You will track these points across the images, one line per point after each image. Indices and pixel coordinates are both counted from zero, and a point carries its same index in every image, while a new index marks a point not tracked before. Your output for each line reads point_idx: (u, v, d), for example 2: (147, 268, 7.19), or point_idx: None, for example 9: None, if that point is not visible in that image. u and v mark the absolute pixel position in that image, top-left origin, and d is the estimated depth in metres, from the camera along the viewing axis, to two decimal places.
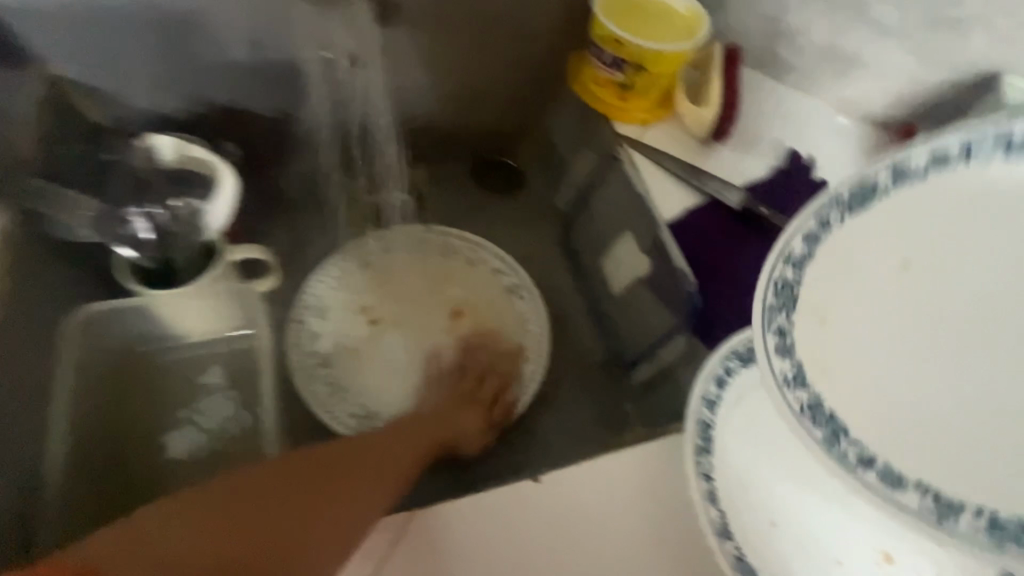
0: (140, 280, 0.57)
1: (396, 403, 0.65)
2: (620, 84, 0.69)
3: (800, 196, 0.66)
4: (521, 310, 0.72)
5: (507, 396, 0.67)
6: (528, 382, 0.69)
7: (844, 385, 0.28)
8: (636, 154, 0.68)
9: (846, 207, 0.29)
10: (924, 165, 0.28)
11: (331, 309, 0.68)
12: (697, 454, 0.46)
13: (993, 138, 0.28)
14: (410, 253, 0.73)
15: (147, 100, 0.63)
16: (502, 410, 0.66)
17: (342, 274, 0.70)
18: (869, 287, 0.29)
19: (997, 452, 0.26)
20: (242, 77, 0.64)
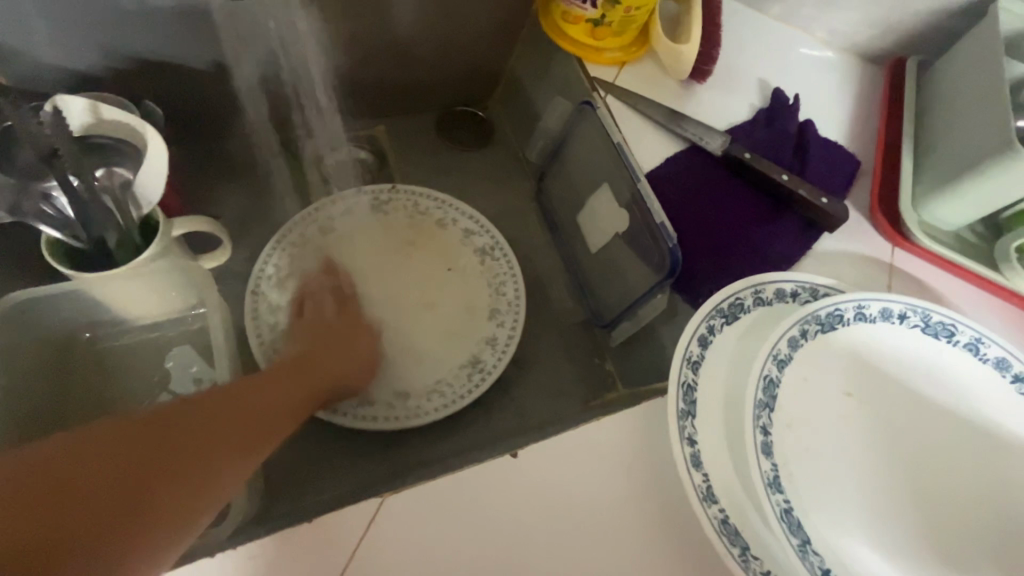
0: (73, 266, 0.52)
1: None
2: (592, 21, 0.62)
3: (786, 138, 0.62)
4: (494, 274, 0.68)
5: (483, 362, 0.64)
6: (504, 347, 0.65)
7: (789, 453, 0.44)
8: (610, 99, 0.64)
9: (819, 324, 0.47)
10: (876, 315, 0.49)
11: (290, 278, 0.64)
12: (680, 418, 0.44)
13: (923, 312, 0.49)
14: (374, 215, 0.69)
15: (50, 53, 0.53)
16: (478, 376, 0.63)
17: (302, 240, 0.66)
18: (809, 409, 0.47)
19: (860, 520, 0.44)
20: (164, 24, 0.55)
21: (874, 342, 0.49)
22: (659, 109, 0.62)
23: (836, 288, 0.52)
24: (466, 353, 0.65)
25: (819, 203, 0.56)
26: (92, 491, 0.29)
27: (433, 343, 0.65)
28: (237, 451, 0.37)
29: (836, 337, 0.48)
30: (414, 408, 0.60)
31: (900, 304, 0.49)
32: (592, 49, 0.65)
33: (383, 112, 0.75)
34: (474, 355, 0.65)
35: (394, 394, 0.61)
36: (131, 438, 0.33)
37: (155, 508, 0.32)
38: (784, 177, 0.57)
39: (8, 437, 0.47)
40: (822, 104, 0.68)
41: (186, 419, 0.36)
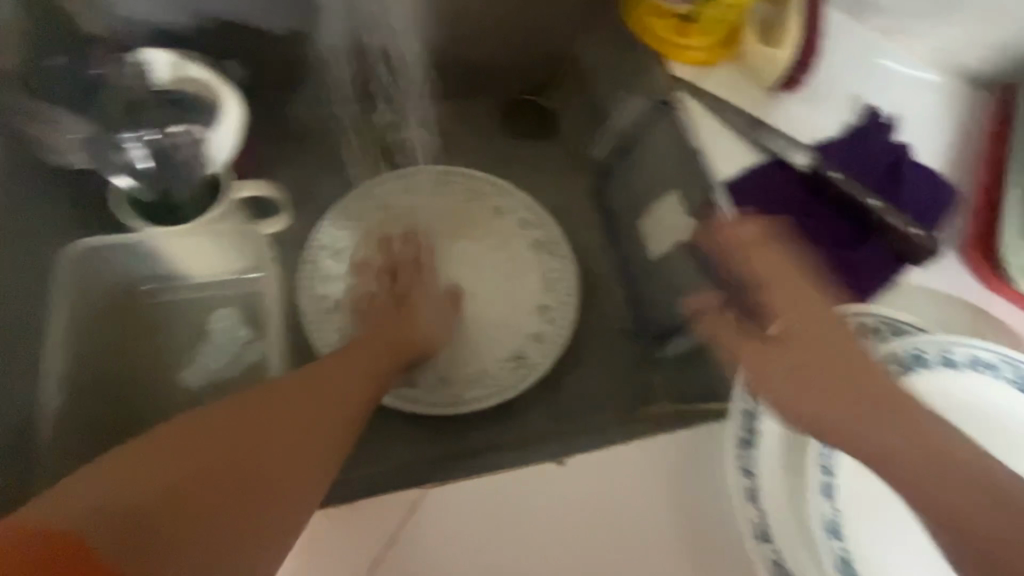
0: (144, 216, 0.53)
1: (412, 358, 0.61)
2: (681, 15, 0.59)
3: (878, 156, 0.58)
4: (548, 270, 0.67)
5: (527, 357, 0.63)
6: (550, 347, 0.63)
7: (857, 501, 0.41)
8: (695, 104, 0.59)
9: (899, 365, 0.44)
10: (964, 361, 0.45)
11: (345, 251, 0.64)
12: (737, 447, 0.42)
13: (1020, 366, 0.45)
14: (433, 197, 0.67)
15: (137, 8, 0.54)
16: (522, 371, 0.63)
17: (359, 214, 0.65)
18: None
19: None
20: None
21: (963, 393, 0.45)
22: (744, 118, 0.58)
23: (922, 328, 0.48)
24: (511, 346, 0.64)
25: (911, 233, 0.52)
26: (106, 520, 0.32)
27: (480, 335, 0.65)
28: (288, 452, 0.40)
29: (919, 381, 0.44)
30: (455, 396, 0.61)
31: (992, 354, 0.45)
32: (681, 48, 0.61)
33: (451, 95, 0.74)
34: (519, 350, 0.64)
35: (437, 378, 0.61)
36: (178, 441, 0.37)
37: (222, 542, 0.35)
38: (873, 201, 0.53)
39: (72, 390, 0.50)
40: (920, 127, 0.63)
41: (206, 435, 0.37)
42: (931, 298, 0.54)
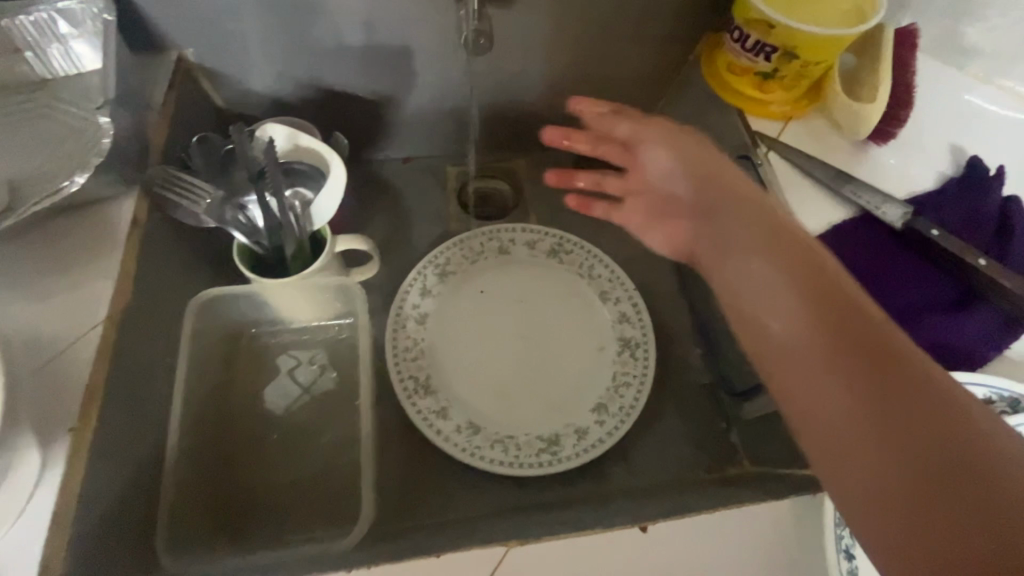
0: (251, 266, 0.57)
1: (468, 406, 0.60)
2: (762, 73, 0.59)
3: (983, 214, 0.56)
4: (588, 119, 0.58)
5: (560, 445, 0.58)
6: (618, 421, 0.59)
7: None
8: (772, 154, 0.60)
9: None
10: None
11: (450, 278, 0.66)
12: (837, 526, 0.40)
13: None
14: (550, 261, 0.68)
15: (261, 83, 0.63)
16: (549, 456, 0.57)
17: (478, 250, 0.68)
18: None
19: None
20: (355, 59, 0.62)
21: None
22: (825, 168, 0.58)
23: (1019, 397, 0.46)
24: (549, 428, 0.60)
25: None
26: None
27: (535, 396, 0.62)
28: None
29: None
30: (513, 462, 0.57)
31: None
32: (759, 103, 0.62)
33: (524, 150, 0.77)
34: (555, 435, 0.59)
35: (494, 438, 0.58)
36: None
37: None
38: (982, 261, 0.52)
39: (194, 426, 0.52)
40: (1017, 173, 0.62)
41: None
42: None
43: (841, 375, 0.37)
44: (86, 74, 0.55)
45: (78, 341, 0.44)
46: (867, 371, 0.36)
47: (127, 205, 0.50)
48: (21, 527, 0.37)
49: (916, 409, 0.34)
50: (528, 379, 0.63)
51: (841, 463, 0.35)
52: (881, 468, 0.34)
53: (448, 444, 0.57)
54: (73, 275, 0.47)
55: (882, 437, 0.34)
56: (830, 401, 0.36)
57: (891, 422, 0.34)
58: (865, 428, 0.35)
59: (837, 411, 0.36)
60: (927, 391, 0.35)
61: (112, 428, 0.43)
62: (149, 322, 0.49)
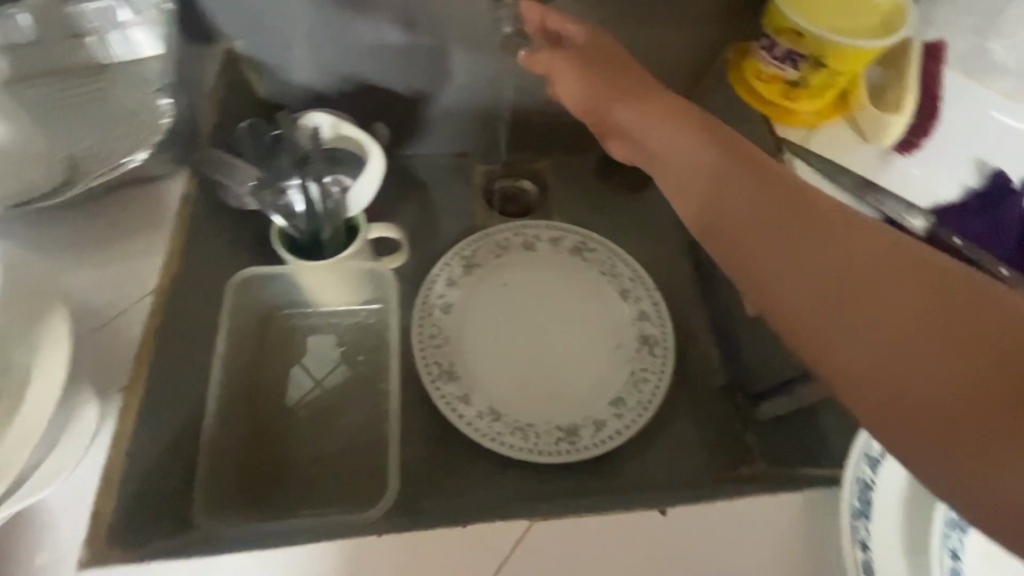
0: (288, 249, 0.59)
1: (489, 393, 0.61)
2: (789, 82, 0.61)
3: (1006, 226, 0.57)
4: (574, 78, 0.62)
5: (578, 436, 0.59)
6: (635, 414, 0.61)
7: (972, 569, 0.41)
8: (796, 160, 0.62)
9: None
10: None
11: (475, 269, 0.68)
12: (853, 517, 0.41)
13: None
14: (573, 258, 0.70)
15: (303, 76, 0.66)
16: (566, 445, 0.59)
17: (504, 244, 0.70)
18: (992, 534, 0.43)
19: None
20: (394, 56, 0.65)
21: None
22: (849, 175, 0.59)
23: None
24: (567, 419, 0.61)
25: None
26: None
27: (554, 388, 0.63)
28: None
29: None
30: (531, 450, 0.58)
31: None
32: (785, 110, 0.63)
33: (550, 150, 0.79)
34: (573, 426, 0.60)
35: (513, 426, 0.60)
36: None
37: None
38: (1003, 272, 0.52)
39: (228, 399, 0.54)
40: None
41: None
42: None
43: (805, 265, 0.34)
44: (145, 62, 0.56)
45: (129, 310, 0.46)
46: (831, 255, 0.33)
47: (175, 184, 0.53)
48: (79, 476, 0.40)
49: (892, 276, 0.31)
50: (549, 370, 0.64)
51: (888, 386, 0.29)
52: (871, 347, 0.30)
53: (469, 429, 0.58)
54: (125, 248, 0.49)
55: (850, 318, 0.31)
56: (797, 291, 0.33)
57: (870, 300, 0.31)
58: (837, 309, 0.32)
59: (797, 294, 0.33)
60: (895, 260, 0.32)
61: (157, 393, 0.45)
62: (193, 297, 0.52)
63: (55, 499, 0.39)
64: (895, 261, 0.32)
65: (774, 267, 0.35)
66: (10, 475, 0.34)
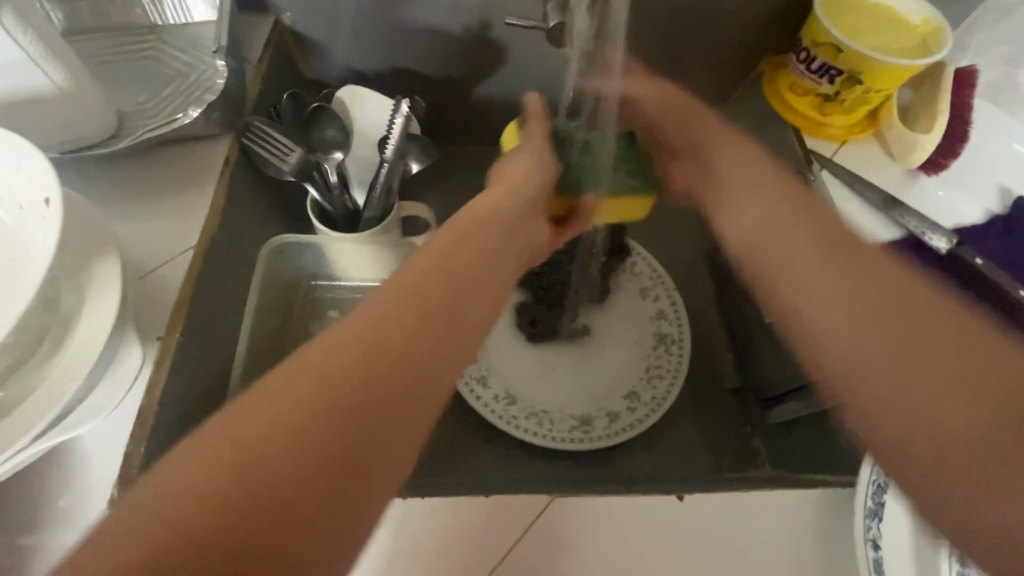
0: (321, 220, 0.60)
1: (506, 377, 0.62)
2: (823, 95, 0.62)
3: None
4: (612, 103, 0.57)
5: (592, 425, 0.60)
6: (648, 410, 0.61)
7: None
8: (824, 173, 0.63)
9: None
10: None
11: None
12: (865, 517, 0.42)
13: None
14: None
15: (347, 54, 0.67)
16: (580, 433, 0.59)
17: None
18: None
19: None
20: (437, 40, 0.66)
21: None
22: (875, 193, 0.61)
23: None
24: (581, 408, 0.62)
25: None
26: None
27: (571, 378, 0.64)
28: None
29: None
30: (545, 436, 0.58)
31: None
32: (817, 123, 0.64)
33: None
34: (586, 416, 0.61)
35: (529, 410, 0.61)
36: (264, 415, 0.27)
37: None
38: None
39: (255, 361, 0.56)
40: None
41: None
42: None
43: (848, 307, 0.35)
44: (195, 28, 0.58)
45: (170, 262, 0.47)
46: (805, 282, 0.38)
47: (218, 147, 0.54)
48: (116, 416, 0.42)
49: (848, 280, 0.36)
50: (568, 361, 0.65)
51: (888, 400, 0.32)
52: (900, 363, 0.32)
53: (487, 410, 0.59)
54: (168, 203, 0.50)
55: (894, 352, 0.33)
56: (839, 331, 0.35)
57: (839, 306, 0.36)
58: (837, 313, 0.35)
59: (837, 318, 0.35)
60: (860, 255, 0.37)
61: (191, 347, 0.46)
62: (230, 260, 0.53)
63: (95, 436, 0.41)
64: (829, 272, 0.37)
65: (823, 330, 0.36)
66: (56, 407, 0.35)
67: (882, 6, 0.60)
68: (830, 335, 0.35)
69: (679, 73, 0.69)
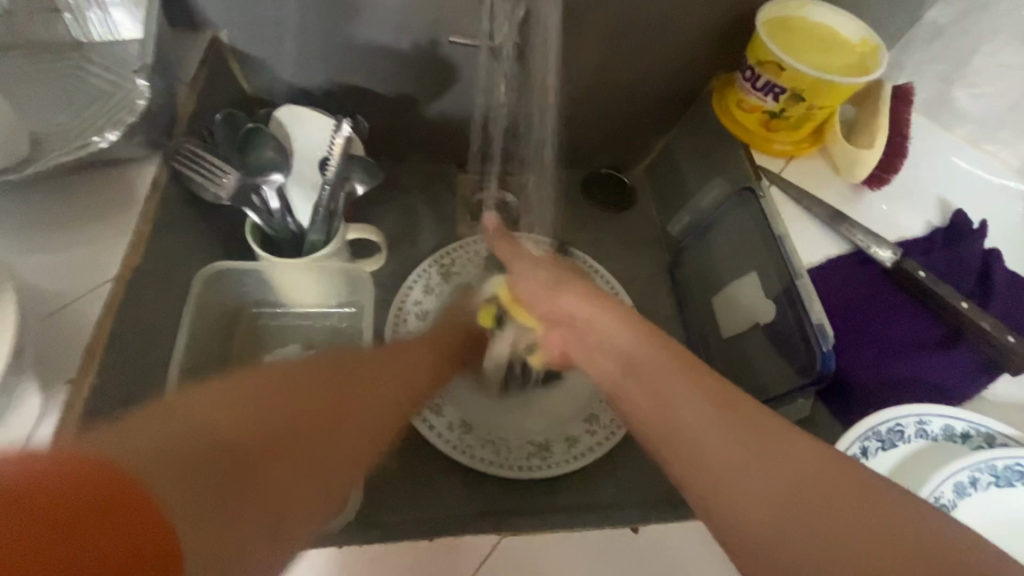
0: (262, 245, 0.57)
1: (461, 403, 0.60)
2: (769, 112, 0.62)
3: (968, 262, 0.59)
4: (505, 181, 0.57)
5: (550, 451, 0.58)
6: (609, 430, 0.60)
7: None
8: (773, 189, 0.63)
9: (995, 475, 0.45)
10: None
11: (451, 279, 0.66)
12: None
13: None
14: None
15: (291, 72, 0.65)
16: (538, 461, 0.58)
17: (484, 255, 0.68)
18: None
19: None
20: (385, 58, 0.64)
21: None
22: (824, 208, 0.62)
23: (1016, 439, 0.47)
24: (539, 433, 0.60)
25: (1005, 340, 0.52)
26: None
27: (528, 402, 0.62)
28: None
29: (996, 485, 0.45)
30: (502, 466, 0.56)
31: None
32: (764, 139, 0.65)
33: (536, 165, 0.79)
34: (544, 441, 0.59)
35: (484, 438, 0.59)
36: (207, 420, 0.32)
37: None
38: (965, 304, 0.54)
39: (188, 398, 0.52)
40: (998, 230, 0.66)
41: None
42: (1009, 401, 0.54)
43: (734, 442, 0.35)
44: (124, 43, 0.55)
45: (83, 296, 0.44)
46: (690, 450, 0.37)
47: (144, 171, 0.50)
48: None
49: (736, 415, 0.37)
50: (525, 384, 0.63)
51: (770, 541, 0.32)
52: (780, 513, 0.33)
53: (440, 441, 0.57)
54: (84, 232, 0.47)
55: (751, 504, 0.33)
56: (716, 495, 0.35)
57: (723, 442, 0.36)
58: (736, 475, 0.34)
59: (726, 476, 0.35)
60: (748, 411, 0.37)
61: (108, 389, 0.43)
62: (157, 292, 0.50)
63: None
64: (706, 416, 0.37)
65: (703, 461, 0.36)
66: None
67: (820, 25, 0.61)
68: (715, 499, 0.35)
69: (631, 91, 0.69)
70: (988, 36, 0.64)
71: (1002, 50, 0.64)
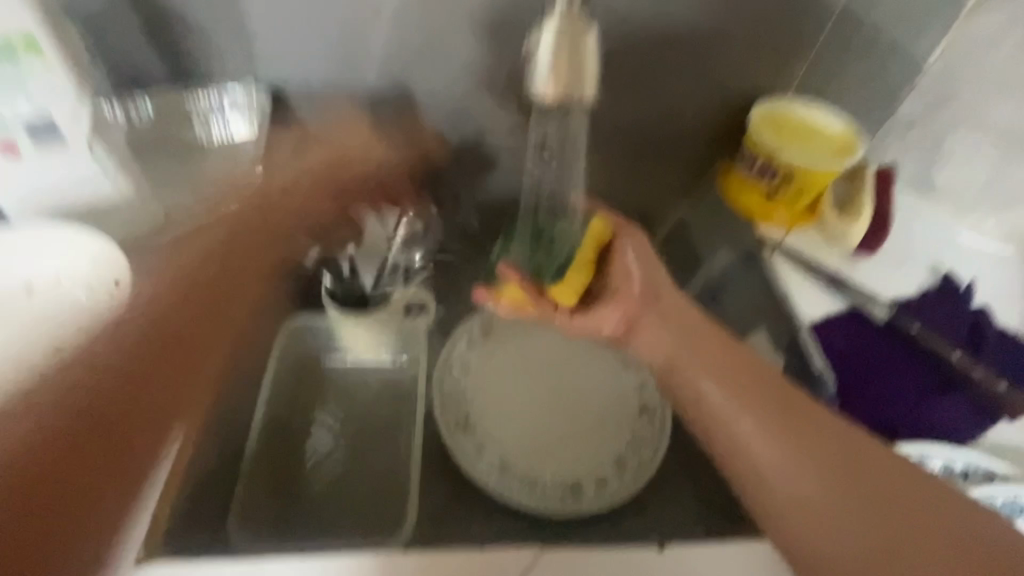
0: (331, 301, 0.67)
1: (501, 445, 0.67)
2: (766, 189, 0.72)
3: (958, 319, 0.67)
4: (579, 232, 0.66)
5: (582, 491, 0.64)
6: (637, 474, 0.65)
7: None
8: (775, 256, 0.72)
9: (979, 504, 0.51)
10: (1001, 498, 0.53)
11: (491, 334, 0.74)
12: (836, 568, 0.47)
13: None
14: None
15: None
16: (571, 500, 0.63)
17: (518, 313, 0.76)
18: None
19: None
20: (438, 151, 0.77)
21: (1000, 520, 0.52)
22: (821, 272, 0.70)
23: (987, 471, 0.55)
24: (571, 475, 0.65)
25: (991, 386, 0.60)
26: None
27: (561, 446, 0.68)
28: None
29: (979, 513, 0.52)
30: (538, 505, 0.62)
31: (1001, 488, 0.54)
32: (763, 212, 0.74)
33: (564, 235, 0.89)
34: (576, 483, 0.65)
35: (521, 478, 0.64)
36: None
37: None
38: (955, 355, 0.61)
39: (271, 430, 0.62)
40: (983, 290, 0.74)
41: None
42: (1001, 443, 0.60)
43: (782, 446, 0.51)
44: (237, 144, 0.69)
45: (202, 340, 0.54)
46: (756, 468, 0.51)
47: (249, 242, 0.62)
48: None
49: (775, 413, 0.52)
50: (558, 429, 0.69)
51: (818, 530, 0.47)
52: (811, 491, 0.49)
53: (483, 478, 0.63)
54: (202, 289, 0.58)
55: (791, 498, 0.49)
56: (773, 489, 0.50)
57: (772, 449, 0.51)
58: (794, 476, 0.49)
59: (786, 482, 0.49)
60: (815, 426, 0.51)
61: (215, 417, 0.52)
62: (252, 340, 0.61)
63: None
64: (754, 433, 0.52)
65: (774, 469, 0.50)
66: None
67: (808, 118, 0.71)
68: (795, 513, 0.48)
69: None
70: (954, 125, 0.74)
71: (969, 137, 0.74)
